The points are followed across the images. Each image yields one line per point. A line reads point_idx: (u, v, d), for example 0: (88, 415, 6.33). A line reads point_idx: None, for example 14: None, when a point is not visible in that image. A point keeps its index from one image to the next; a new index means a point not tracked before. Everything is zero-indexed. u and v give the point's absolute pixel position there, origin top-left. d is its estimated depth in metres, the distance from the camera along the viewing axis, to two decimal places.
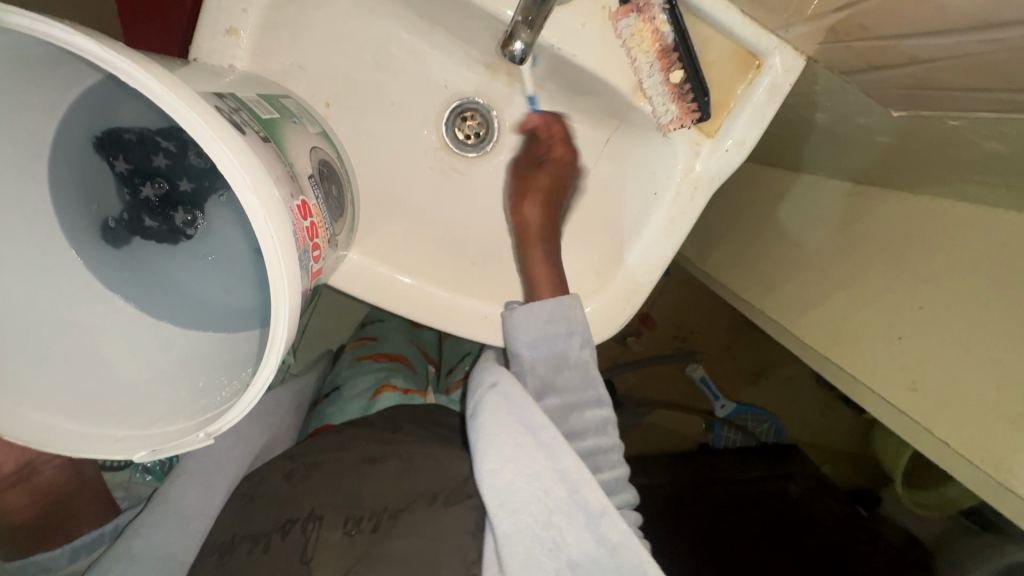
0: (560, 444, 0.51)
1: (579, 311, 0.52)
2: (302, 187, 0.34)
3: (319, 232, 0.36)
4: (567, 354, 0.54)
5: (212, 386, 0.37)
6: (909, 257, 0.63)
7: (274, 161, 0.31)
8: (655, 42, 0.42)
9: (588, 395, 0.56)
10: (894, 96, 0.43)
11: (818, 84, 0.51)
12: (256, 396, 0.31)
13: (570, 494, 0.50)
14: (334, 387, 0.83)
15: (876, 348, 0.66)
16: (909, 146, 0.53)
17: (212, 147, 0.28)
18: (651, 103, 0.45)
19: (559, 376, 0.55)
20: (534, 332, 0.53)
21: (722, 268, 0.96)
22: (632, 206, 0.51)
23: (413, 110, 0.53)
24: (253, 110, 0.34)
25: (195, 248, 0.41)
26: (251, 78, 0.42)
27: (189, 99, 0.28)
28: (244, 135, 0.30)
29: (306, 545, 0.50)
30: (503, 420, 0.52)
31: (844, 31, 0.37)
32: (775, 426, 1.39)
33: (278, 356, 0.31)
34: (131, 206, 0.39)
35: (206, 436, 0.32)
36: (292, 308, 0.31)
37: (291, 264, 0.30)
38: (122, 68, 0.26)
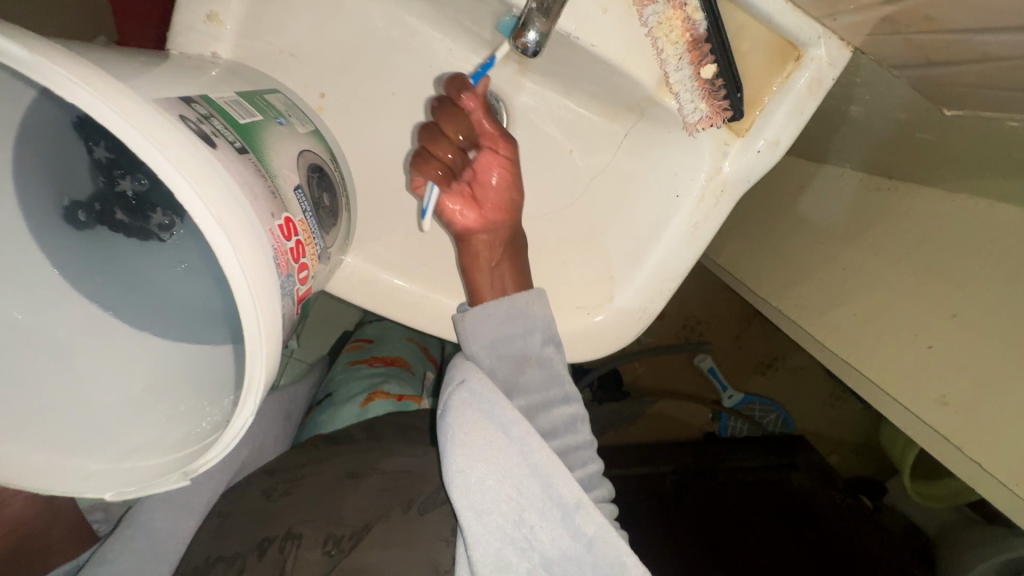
0: (531, 439, 0.47)
1: (538, 305, 0.49)
2: (285, 203, 0.30)
3: (306, 250, 0.32)
4: (528, 353, 0.51)
5: (192, 414, 0.34)
6: (942, 265, 0.59)
7: (249, 179, 0.28)
8: (686, 32, 0.37)
9: (554, 393, 0.53)
10: (950, 93, 0.39)
11: (858, 76, 0.47)
12: (233, 436, 0.29)
13: (543, 490, 0.47)
14: (327, 394, 0.81)
15: (899, 353, 0.62)
16: (955, 145, 0.49)
17: (168, 176, 0.24)
18: (677, 99, 0.41)
19: (521, 376, 0.51)
20: (490, 331, 0.50)
21: (733, 261, 0.91)
22: (651, 209, 0.48)
23: (415, 101, 0.49)
24: (228, 115, 0.30)
25: (169, 254, 0.38)
26: (234, 70, 0.38)
27: (141, 115, 0.24)
28: (213, 150, 0.26)
29: (283, 563, 0.49)
30: (471, 417, 0.48)
31: (902, 25, 0.33)
32: (783, 416, 1.37)
33: (258, 397, 0.28)
34: (101, 196, 0.36)
35: (185, 474, 0.31)
36: (272, 341, 0.28)
37: (268, 298, 0.27)
38: (57, 79, 0.22)
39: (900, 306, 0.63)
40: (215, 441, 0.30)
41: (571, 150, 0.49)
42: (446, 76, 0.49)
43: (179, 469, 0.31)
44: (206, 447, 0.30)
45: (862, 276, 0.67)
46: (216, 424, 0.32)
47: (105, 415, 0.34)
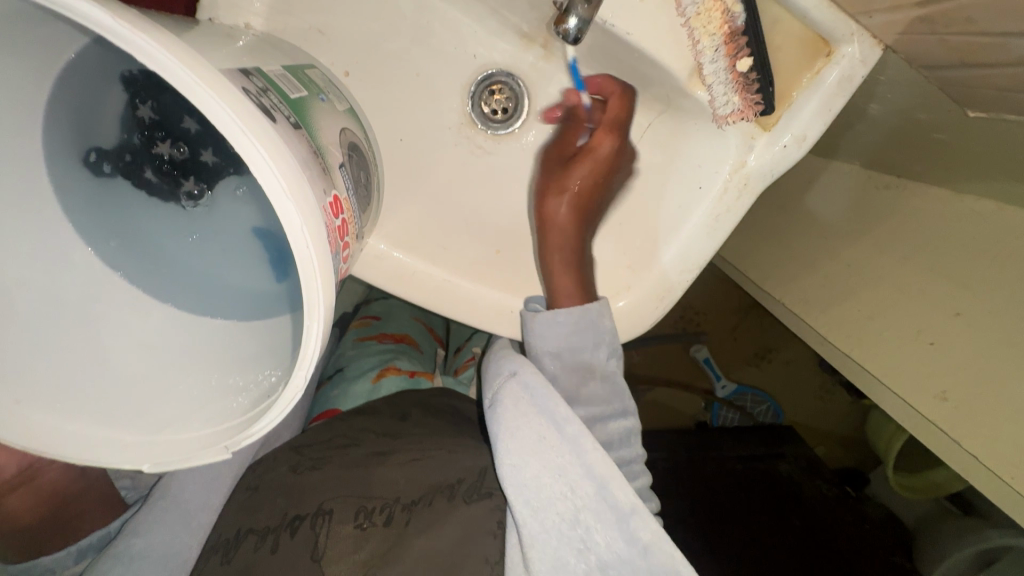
0: (583, 437, 0.47)
1: (608, 320, 0.50)
2: (333, 180, 0.30)
3: (349, 229, 0.33)
4: (594, 364, 0.52)
5: (228, 389, 0.34)
6: (948, 264, 0.60)
7: (306, 153, 0.28)
8: (723, 24, 0.37)
9: (613, 406, 0.54)
10: (980, 93, 0.39)
11: (884, 73, 0.47)
12: (276, 416, 0.29)
13: (596, 490, 0.46)
14: (338, 369, 0.81)
15: (902, 349, 0.64)
16: (973, 147, 0.49)
17: (242, 146, 0.24)
18: (710, 90, 0.41)
19: (584, 387, 0.52)
20: (560, 340, 0.50)
21: (739, 253, 0.92)
22: (673, 200, 0.48)
23: (440, 83, 0.49)
24: (281, 89, 0.30)
25: (184, 223, 0.38)
26: (269, 42, 0.38)
27: (214, 83, 0.24)
28: (275, 124, 0.26)
29: (316, 539, 0.49)
30: (525, 410, 0.49)
31: (940, 26, 0.33)
32: (773, 408, 1.38)
33: (306, 373, 0.28)
34: (134, 150, 0.36)
35: (225, 449, 0.31)
36: (326, 318, 0.28)
37: (326, 274, 0.28)
38: (137, 44, 0.22)
39: (905, 303, 0.64)
40: (256, 417, 0.30)
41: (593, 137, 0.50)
42: (472, 58, 0.49)
43: (219, 444, 0.31)
44: (246, 423, 0.31)
45: (869, 269, 0.68)
46: (255, 400, 0.32)
47: (136, 386, 0.33)
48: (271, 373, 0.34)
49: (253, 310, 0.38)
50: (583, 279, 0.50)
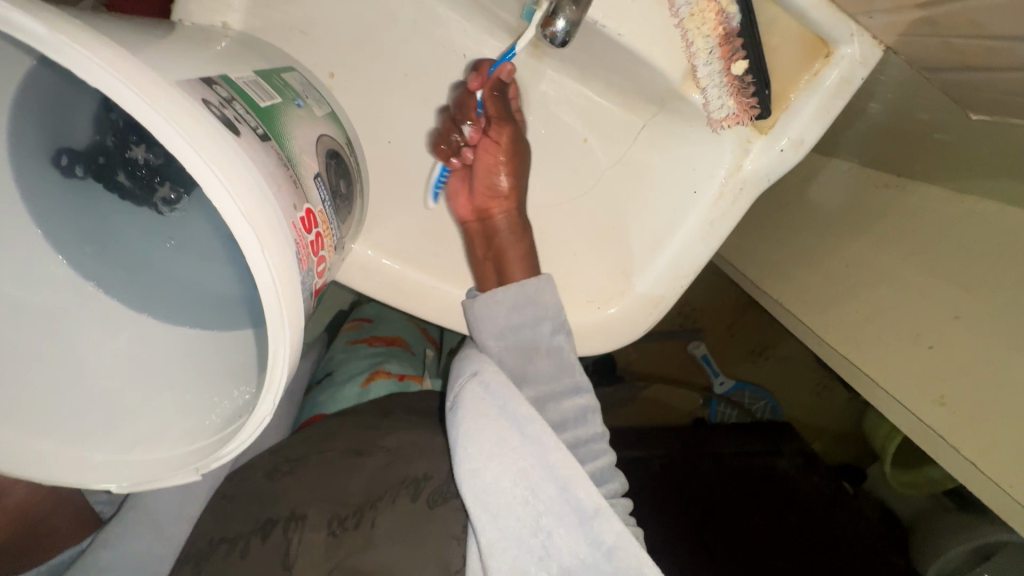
0: (546, 437, 0.46)
1: (549, 293, 0.49)
2: (306, 193, 0.29)
3: (324, 242, 0.32)
4: (539, 342, 0.51)
5: (203, 404, 0.33)
6: (947, 268, 0.60)
7: (273, 167, 0.27)
8: (718, 25, 0.36)
9: (564, 383, 0.52)
10: (982, 96, 0.38)
11: (884, 74, 0.46)
12: (247, 437, 0.28)
13: (560, 492, 0.45)
14: (327, 373, 0.81)
15: (900, 353, 0.62)
16: (975, 148, 0.48)
17: (195, 166, 0.23)
18: (705, 94, 0.40)
19: (530, 365, 0.51)
20: (500, 319, 0.50)
21: (737, 252, 0.91)
22: (667, 205, 0.47)
23: (428, 84, 0.48)
24: (249, 98, 0.29)
25: (157, 227, 0.37)
26: (247, 43, 0.37)
27: (168, 100, 0.23)
28: (238, 138, 0.25)
29: (286, 547, 0.48)
30: (485, 412, 0.48)
31: (942, 28, 0.32)
32: (772, 404, 1.37)
33: (275, 396, 0.27)
34: (107, 154, 0.34)
35: (196, 470, 0.30)
36: (294, 340, 0.27)
37: (294, 294, 0.27)
38: (86, 64, 0.21)
39: (901, 306, 0.63)
40: (229, 437, 0.29)
41: (585, 138, 0.48)
42: (461, 57, 0.47)
43: (190, 465, 0.30)
44: (218, 444, 0.30)
45: (866, 271, 0.67)
46: (227, 417, 0.31)
47: (111, 402, 0.32)
48: (245, 389, 0.32)
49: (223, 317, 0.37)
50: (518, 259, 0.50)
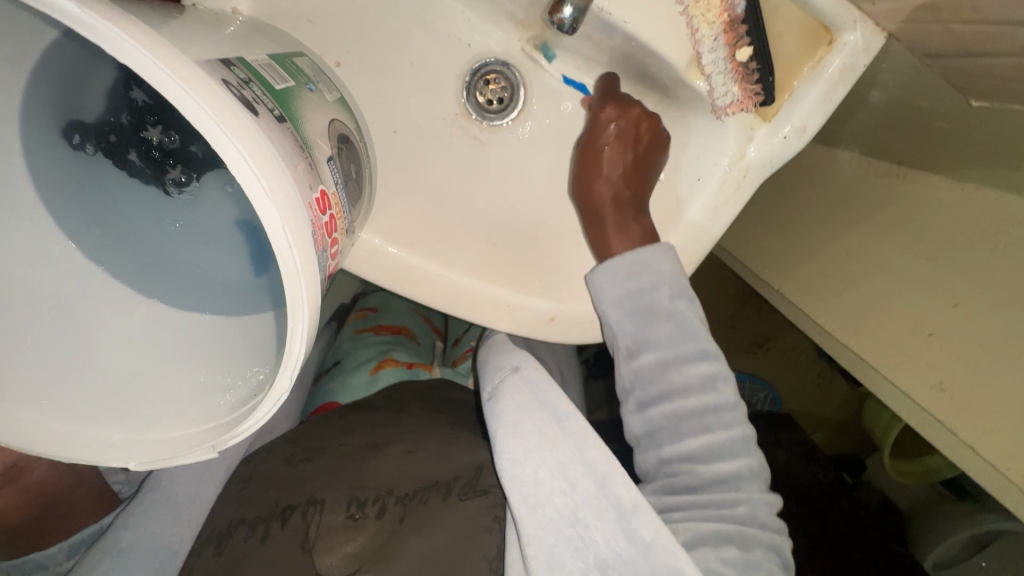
0: (585, 433, 0.47)
1: (666, 259, 0.45)
2: (320, 174, 0.30)
3: (337, 225, 0.32)
4: (655, 304, 0.45)
5: (217, 385, 0.34)
6: (945, 254, 0.60)
7: (290, 148, 0.27)
8: (723, 12, 0.37)
9: (688, 348, 0.45)
10: (984, 81, 0.39)
11: (884, 62, 0.46)
12: (264, 415, 0.29)
13: (597, 487, 0.44)
14: (335, 362, 0.81)
15: (899, 338, 0.63)
16: (975, 134, 0.48)
17: (220, 145, 0.23)
18: (710, 81, 0.40)
19: (647, 329, 0.46)
20: (618, 289, 0.46)
21: (739, 242, 0.92)
22: (671, 193, 0.47)
23: (433, 73, 0.48)
24: (265, 80, 0.29)
25: (165, 209, 0.37)
26: (259, 29, 0.37)
27: (192, 77, 0.23)
28: (257, 118, 0.26)
29: (307, 531, 0.49)
30: (527, 405, 0.50)
31: (944, 12, 0.33)
32: (772, 396, 1.37)
33: (291, 373, 0.28)
34: (120, 132, 0.35)
35: (212, 448, 0.31)
36: (310, 319, 0.28)
37: (311, 274, 0.27)
38: (112, 39, 0.22)
39: (903, 291, 0.63)
40: (244, 415, 0.30)
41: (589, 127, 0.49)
42: (466, 48, 0.49)
43: (207, 444, 0.31)
44: (233, 423, 0.31)
45: (869, 258, 0.68)
46: (242, 397, 0.32)
47: (124, 382, 0.33)
48: (257, 369, 0.33)
49: (234, 302, 0.37)
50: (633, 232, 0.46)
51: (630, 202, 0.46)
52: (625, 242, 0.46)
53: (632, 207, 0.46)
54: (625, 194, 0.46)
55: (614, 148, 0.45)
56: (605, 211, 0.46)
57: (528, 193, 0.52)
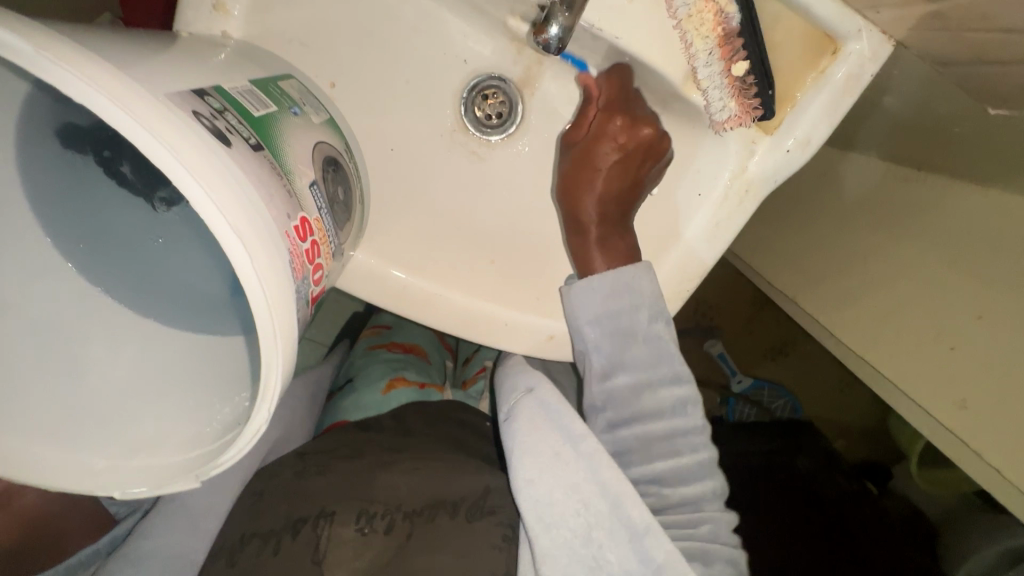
0: (600, 458, 0.46)
1: (646, 279, 0.45)
2: (301, 201, 0.29)
3: (320, 250, 0.31)
4: (635, 329, 0.47)
5: (205, 410, 0.33)
6: (969, 263, 0.57)
7: (265, 178, 0.27)
8: (717, 25, 0.36)
9: (661, 372, 0.48)
10: (1003, 87, 0.37)
11: (897, 68, 0.44)
12: (247, 442, 0.29)
13: (612, 509, 0.45)
14: (348, 379, 0.80)
15: (922, 352, 0.60)
16: (995, 139, 0.46)
17: (181, 181, 0.23)
18: (705, 95, 0.39)
19: (627, 353, 0.47)
20: (597, 306, 0.46)
21: (751, 249, 0.90)
22: (672, 207, 0.46)
23: (428, 88, 0.48)
24: (242, 108, 0.29)
25: (145, 225, 0.36)
26: (247, 53, 0.37)
27: (154, 112, 0.23)
28: (228, 149, 0.25)
29: (317, 543, 0.49)
30: (539, 426, 0.48)
31: (953, 22, 0.31)
32: (793, 403, 1.34)
33: (269, 407, 0.28)
34: (115, 144, 0.33)
35: (196, 478, 0.31)
36: (286, 349, 0.27)
37: (284, 305, 0.27)
38: (66, 79, 0.22)
39: (922, 304, 0.61)
40: (229, 443, 0.30)
41: None
42: (462, 63, 0.48)
43: (191, 473, 0.31)
44: (219, 450, 0.30)
45: (887, 267, 0.65)
46: (229, 424, 0.32)
47: (114, 408, 0.33)
48: (243, 396, 0.33)
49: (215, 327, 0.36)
50: (624, 249, 0.46)
51: (617, 217, 0.45)
52: (605, 257, 0.46)
53: (618, 221, 0.46)
54: (612, 211, 0.45)
55: (611, 165, 0.44)
56: (590, 227, 0.46)
57: (526, 209, 0.51)
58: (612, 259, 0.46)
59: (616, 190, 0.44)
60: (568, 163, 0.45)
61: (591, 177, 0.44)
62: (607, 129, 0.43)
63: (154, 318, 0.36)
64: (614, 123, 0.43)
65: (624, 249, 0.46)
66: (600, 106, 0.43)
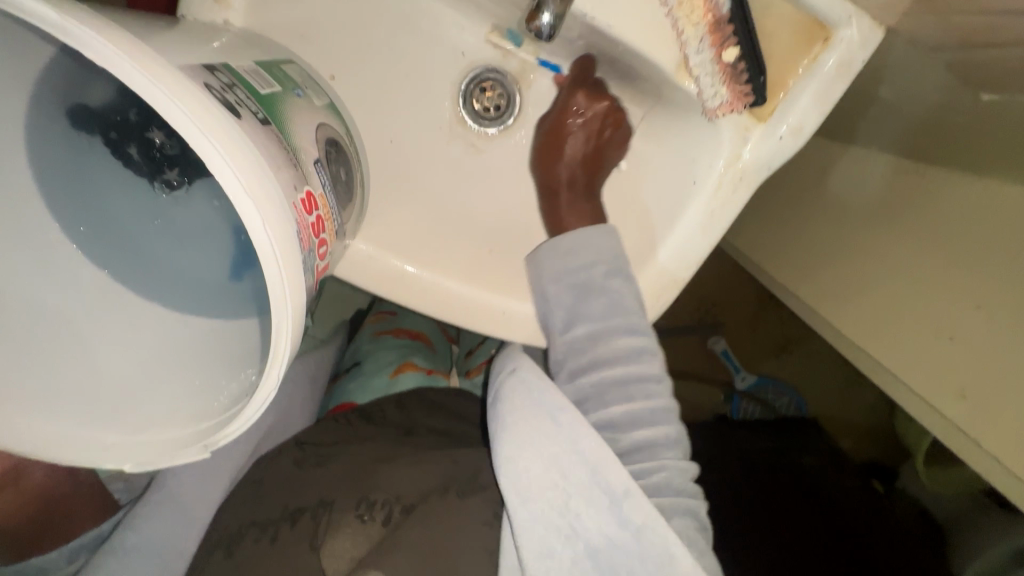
0: (578, 424, 0.46)
1: (607, 237, 0.46)
2: (307, 176, 0.30)
3: (325, 226, 0.32)
4: (591, 281, 0.47)
5: (212, 385, 0.34)
6: (966, 249, 0.57)
7: (273, 148, 0.27)
8: (707, 13, 0.36)
9: (616, 321, 0.47)
10: (994, 73, 0.37)
11: (890, 57, 0.45)
12: (253, 411, 0.30)
13: (590, 476, 0.45)
14: (355, 363, 0.82)
15: (920, 342, 0.60)
16: (991, 125, 0.46)
17: (200, 144, 0.24)
18: (698, 83, 0.39)
19: (583, 305, 0.47)
20: (558, 265, 0.48)
21: (753, 239, 0.90)
22: (667, 196, 0.46)
23: (427, 81, 0.48)
24: (249, 85, 0.30)
25: (146, 206, 0.36)
26: (250, 40, 0.38)
27: (171, 79, 0.24)
28: (239, 119, 0.26)
29: (316, 532, 0.49)
30: (518, 401, 0.49)
31: (941, 6, 0.31)
32: (795, 401, 1.35)
33: (280, 368, 0.28)
34: (123, 127, 0.34)
35: (204, 448, 0.32)
36: (296, 316, 0.28)
37: (295, 273, 0.27)
38: (86, 41, 0.22)
39: (921, 291, 0.61)
40: (234, 414, 0.31)
41: None
42: (460, 56, 0.48)
43: (198, 444, 0.32)
44: (225, 422, 0.31)
45: (886, 256, 0.65)
46: (234, 398, 0.33)
47: (123, 386, 0.34)
48: (248, 371, 0.34)
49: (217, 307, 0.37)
50: (593, 209, 0.48)
51: (583, 185, 0.47)
52: (574, 218, 0.48)
53: (585, 188, 0.47)
54: (581, 178, 0.47)
55: (578, 133, 0.47)
56: (560, 190, 0.48)
57: (523, 199, 0.51)
58: (579, 217, 0.48)
59: (581, 159, 0.47)
60: (539, 138, 0.48)
61: (558, 150, 0.47)
62: (572, 104, 0.46)
63: (157, 300, 0.37)
64: (579, 100, 0.46)
65: (591, 210, 0.48)
66: (563, 91, 0.47)
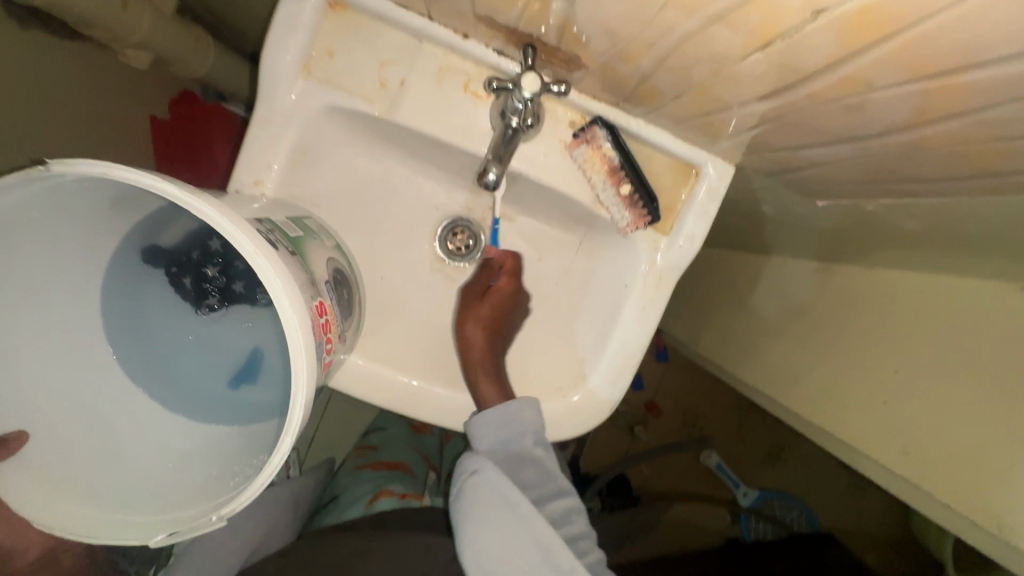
0: (533, 514, 0.53)
1: (530, 411, 0.56)
2: (318, 290, 0.40)
3: (331, 328, 0.41)
4: (523, 453, 0.56)
5: (229, 472, 0.40)
6: (875, 325, 0.67)
7: (297, 271, 0.38)
8: (604, 163, 0.50)
9: (549, 487, 0.58)
10: (818, 189, 0.51)
11: (755, 184, 0.60)
12: (266, 479, 0.35)
13: (544, 560, 0.51)
14: (333, 498, 0.84)
15: (862, 410, 0.67)
16: (845, 226, 0.61)
17: (257, 264, 0.35)
18: (609, 213, 0.53)
19: (521, 475, 0.56)
20: (490, 436, 0.55)
21: (713, 348, 1.00)
22: (608, 300, 0.57)
23: (409, 229, 0.62)
24: (283, 230, 0.41)
25: (182, 324, 0.46)
26: (283, 203, 0.50)
27: (236, 223, 0.35)
28: (276, 251, 0.37)
29: None
30: (482, 496, 0.54)
31: (759, 147, 0.46)
32: (807, 515, 1.34)
33: (291, 438, 0.35)
34: (185, 262, 0.45)
35: (221, 517, 0.36)
36: (307, 393, 0.36)
37: (309, 358, 0.36)
38: (187, 201, 0.33)
39: (852, 364, 0.69)
40: (249, 485, 0.36)
41: (538, 258, 0.61)
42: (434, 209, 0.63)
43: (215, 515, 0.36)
44: (239, 494, 0.36)
45: (818, 340, 0.75)
46: (247, 477, 0.38)
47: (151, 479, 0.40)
48: (263, 454, 0.40)
49: (227, 411, 0.45)
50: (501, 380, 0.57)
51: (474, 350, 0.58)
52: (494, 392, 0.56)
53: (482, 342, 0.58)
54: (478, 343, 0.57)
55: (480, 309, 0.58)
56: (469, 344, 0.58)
57: None
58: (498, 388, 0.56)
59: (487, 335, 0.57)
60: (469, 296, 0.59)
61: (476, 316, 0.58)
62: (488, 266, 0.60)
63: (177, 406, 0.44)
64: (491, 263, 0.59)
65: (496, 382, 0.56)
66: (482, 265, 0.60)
